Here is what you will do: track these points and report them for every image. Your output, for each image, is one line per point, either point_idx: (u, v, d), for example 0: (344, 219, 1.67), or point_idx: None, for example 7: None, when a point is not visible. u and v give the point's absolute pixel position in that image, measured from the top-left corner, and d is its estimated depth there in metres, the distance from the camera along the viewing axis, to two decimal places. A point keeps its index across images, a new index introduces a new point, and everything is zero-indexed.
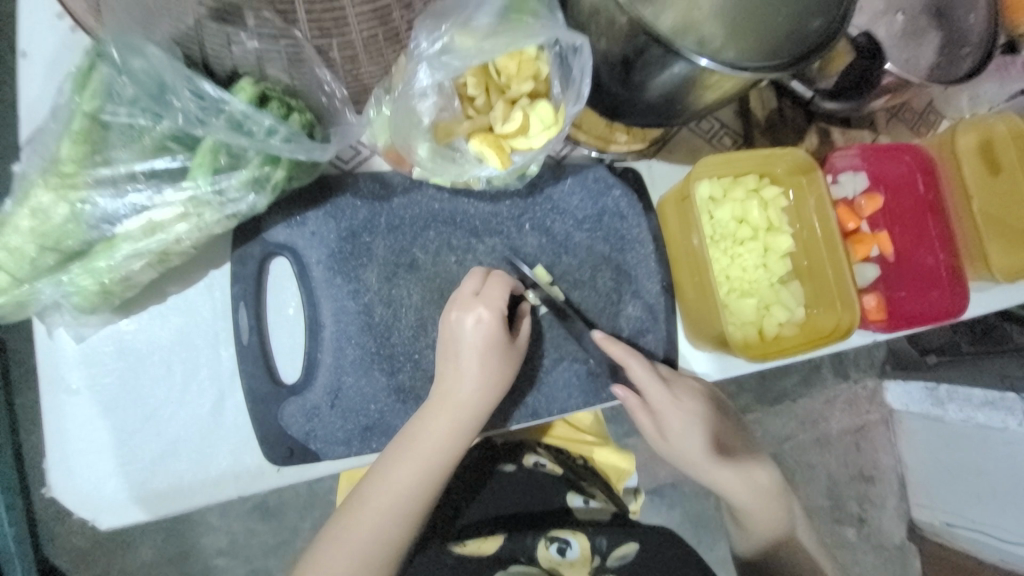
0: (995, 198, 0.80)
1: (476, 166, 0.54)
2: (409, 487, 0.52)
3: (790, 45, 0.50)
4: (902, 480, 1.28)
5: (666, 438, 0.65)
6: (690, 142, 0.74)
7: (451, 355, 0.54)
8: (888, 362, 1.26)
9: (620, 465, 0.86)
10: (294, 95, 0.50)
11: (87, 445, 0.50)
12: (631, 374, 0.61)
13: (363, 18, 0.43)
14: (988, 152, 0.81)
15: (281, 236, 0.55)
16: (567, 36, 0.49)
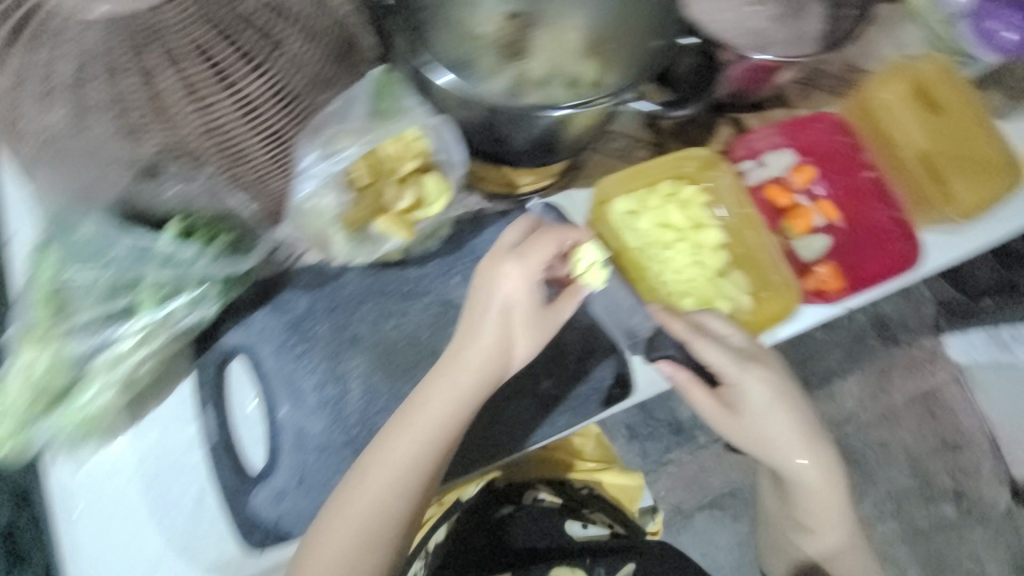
0: (942, 138, 0.79)
1: (386, 240, 0.60)
2: (391, 486, 0.53)
3: (640, 63, 0.64)
4: (993, 440, 1.39)
5: (740, 419, 0.68)
6: (603, 164, 0.78)
7: (515, 323, 0.55)
8: (942, 315, 1.39)
9: (628, 483, 0.91)
10: (223, 218, 0.58)
11: (93, 560, 0.57)
12: (702, 350, 0.64)
13: (261, 145, 0.54)
14: (925, 95, 0.81)
15: (233, 340, 0.62)
16: (429, 118, 0.59)
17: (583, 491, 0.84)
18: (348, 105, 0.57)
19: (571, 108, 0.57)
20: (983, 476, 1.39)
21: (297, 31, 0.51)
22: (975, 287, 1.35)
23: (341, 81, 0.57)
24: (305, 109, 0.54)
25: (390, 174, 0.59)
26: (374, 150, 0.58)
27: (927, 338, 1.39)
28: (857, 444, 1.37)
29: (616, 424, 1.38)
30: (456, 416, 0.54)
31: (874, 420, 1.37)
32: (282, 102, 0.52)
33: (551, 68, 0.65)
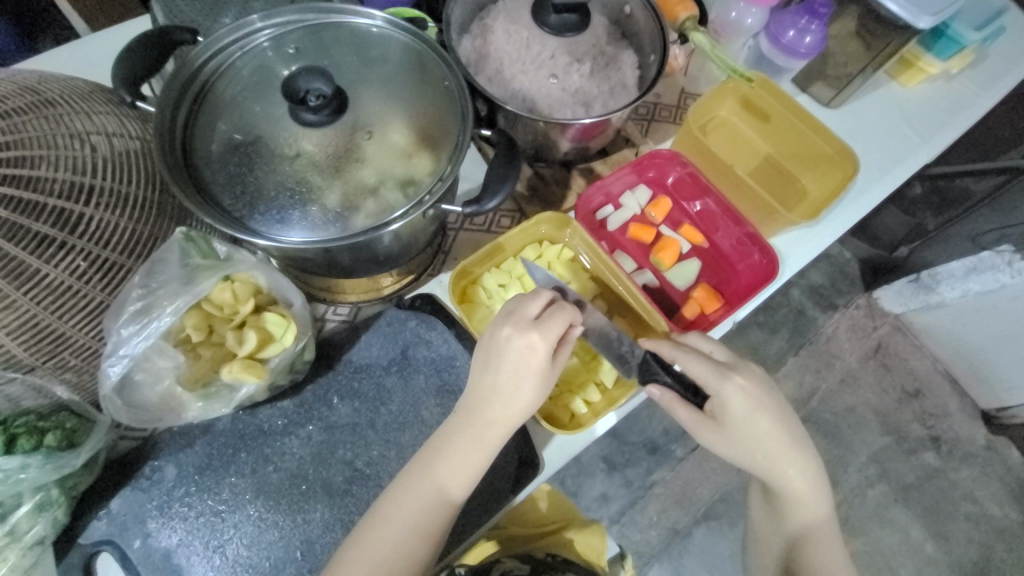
0: (780, 138, 0.90)
1: (239, 386, 0.57)
2: (392, 557, 0.55)
3: (448, 135, 0.60)
4: (950, 376, 1.41)
5: (725, 433, 0.63)
6: (470, 241, 0.79)
7: (515, 377, 0.57)
8: (868, 273, 1.45)
9: (592, 541, 0.82)
10: (61, 408, 0.56)
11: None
12: (685, 366, 0.62)
13: (79, 322, 0.54)
14: (753, 106, 0.91)
15: (97, 534, 0.59)
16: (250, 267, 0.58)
17: (548, 558, 0.75)
18: (159, 265, 0.54)
19: (405, 210, 0.56)
20: (954, 415, 1.39)
21: (104, 200, 0.53)
22: (890, 241, 1.39)
23: (155, 230, 0.58)
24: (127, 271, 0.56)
25: (227, 322, 0.57)
26: (203, 304, 0.55)
27: (859, 296, 1.45)
28: (826, 416, 1.37)
29: (592, 459, 1.35)
30: (435, 491, 0.57)
31: (835, 388, 1.39)
32: (98, 271, 0.54)
33: (371, 171, 0.57)
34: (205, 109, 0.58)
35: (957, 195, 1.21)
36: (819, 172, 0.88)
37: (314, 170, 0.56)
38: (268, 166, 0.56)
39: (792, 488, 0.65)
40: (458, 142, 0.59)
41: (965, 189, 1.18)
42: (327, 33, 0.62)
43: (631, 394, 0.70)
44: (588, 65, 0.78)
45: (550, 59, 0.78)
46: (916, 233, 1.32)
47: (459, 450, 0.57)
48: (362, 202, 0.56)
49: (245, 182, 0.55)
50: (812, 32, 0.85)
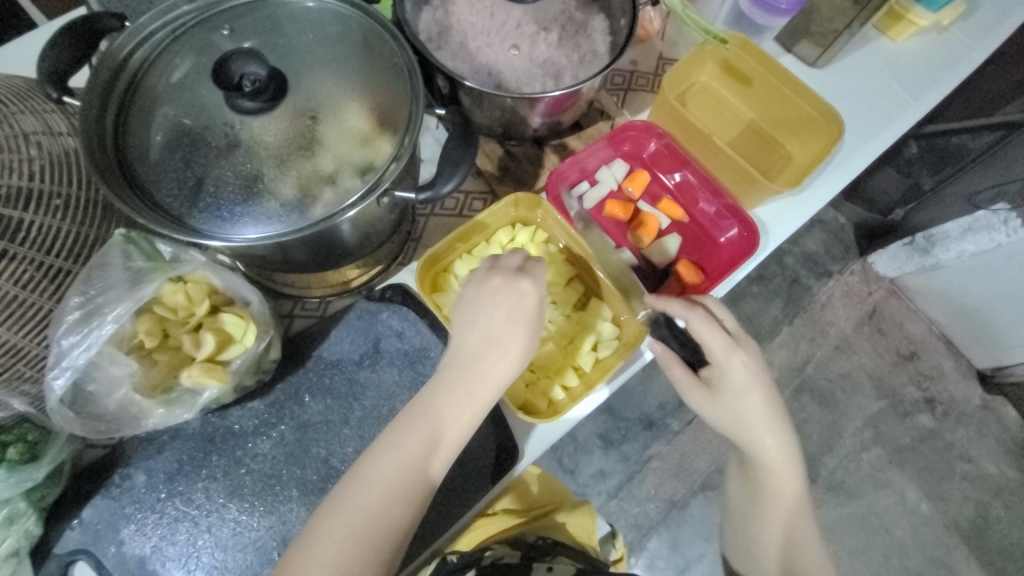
0: (763, 102, 0.87)
1: (203, 390, 0.56)
2: (374, 520, 0.49)
3: (400, 114, 0.56)
4: (945, 337, 1.40)
5: (722, 406, 0.62)
6: (441, 227, 0.76)
7: (509, 323, 0.56)
8: (863, 238, 1.43)
9: (583, 523, 0.79)
10: (23, 419, 0.54)
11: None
12: (697, 328, 0.61)
13: (29, 333, 0.51)
14: (734, 70, 0.87)
15: (70, 543, 0.57)
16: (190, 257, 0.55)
17: (540, 541, 0.72)
18: (102, 269, 0.52)
19: (360, 197, 0.53)
20: (949, 376, 1.39)
21: (45, 204, 0.50)
22: (884, 205, 1.35)
23: (100, 231, 0.55)
24: (73, 276, 0.53)
25: (182, 325, 0.54)
26: (154, 308, 0.53)
27: (852, 262, 1.42)
28: (821, 383, 1.37)
29: (588, 436, 1.34)
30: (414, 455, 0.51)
31: (830, 354, 1.38)
32: (44, 278, 0.50)
33: (322, 160, 0.54)
34: (139, 100, 0.54)
35: (954, 153, 1.16)
36: (804, 138, 0.85)
37: (257, 159, 0.52)
38: (207, 158, 0.52)
39: (781, 479, 0.64)
40: (409, 123, 0.55)
41: (963, 146, 1.14)
42: (266, 11, 0.58)
43: (610, 377, 0.68)
44: (555, 36, 0.74)
45: (515, 29, 0.74)
46: (911, 195, 1.28)
47: (449, 400, 0.53)
48: (310, 189, 0.53)
49: (184, 177, 0.52)
50: None
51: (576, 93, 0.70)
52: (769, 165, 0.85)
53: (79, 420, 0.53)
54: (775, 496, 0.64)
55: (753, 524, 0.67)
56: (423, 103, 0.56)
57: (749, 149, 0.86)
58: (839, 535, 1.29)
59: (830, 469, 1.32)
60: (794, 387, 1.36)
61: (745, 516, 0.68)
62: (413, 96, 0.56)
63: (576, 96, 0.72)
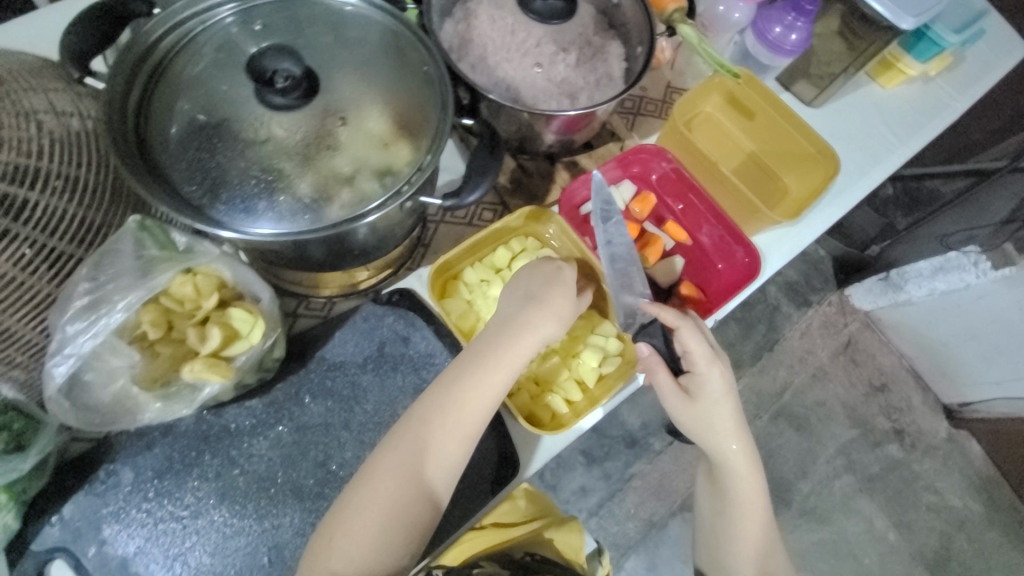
0: (762, 136, 0.90)
1: (202, 388, 0.54)
2: (415, 461, 0.54)
3: (428, 123, 0.57)
4: (914, 371, 1.46)
5: (700, 414, 0.65)
6: (450, 234, 0.76)
7: (541, 296, 0.62)
8: (840, 271, 1.47)
9: (573, 541, 0.74)
10: (12, 406, 0.52)
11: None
12: (685, 339, 0.64)
13: (25, 317, 0.49)
14: (737, 104, 0.91)
15: (50, 539, 0.55)
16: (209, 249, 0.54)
17: (528, 558, 0.68)
18: (110, 256, 0.50)
19: (383, 202, 0.54)
20: (917, 407, 1.44)
21: (52, 184, 0.48)
22: (861, 240, 1.41)
23: (106, 216, 0.53)
24: (75, 261, 0.51)
25: (189, 317, 0.53)
26: (161, 299, 0.52)
27: (833, 294, 1.47)
28: (797, 409, 1.40)
29: (571, 453, 1.34)
30: (451, 410, 0.56)
31: (808, 382, 1.42)
32: (44, 262, 0.49)
33: (348, 160, 0.54)
34: (159, 89, 0.53)
35: (928, 196, 1.23)
36: (802, 173, 0.88)
37: (281, 153, 0.52)
38: (233, 150, 0.52)
39: (742, 487, 0.68)
40: (436, 130, 0.56)
41: (935, 190, 1.21)
42: (300, 10, 0.58)
43: (613, 395, 0.68)
44: (574, 58, 0.76)
45: (535, 48, 0.76)
46: (886, 232, 1.33)
47: (482, 360, 0.58)
48: (332, 187, 0.53)
49: (206, 168, 0.52)
50: (797, 30, 0.84)
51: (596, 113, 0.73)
52: (766, 196, 0.89)
53: (84, 404, 0.52)
54: (741, 503, 0.68)
55: (723, 530, 0.70)
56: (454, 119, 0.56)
57: (749, 179, 0.90)
58: (809, 561, 1.31)
59: (803, 495, 1.35)
60: (776, 410, 1.40)
61: (713, 523, 0.71)
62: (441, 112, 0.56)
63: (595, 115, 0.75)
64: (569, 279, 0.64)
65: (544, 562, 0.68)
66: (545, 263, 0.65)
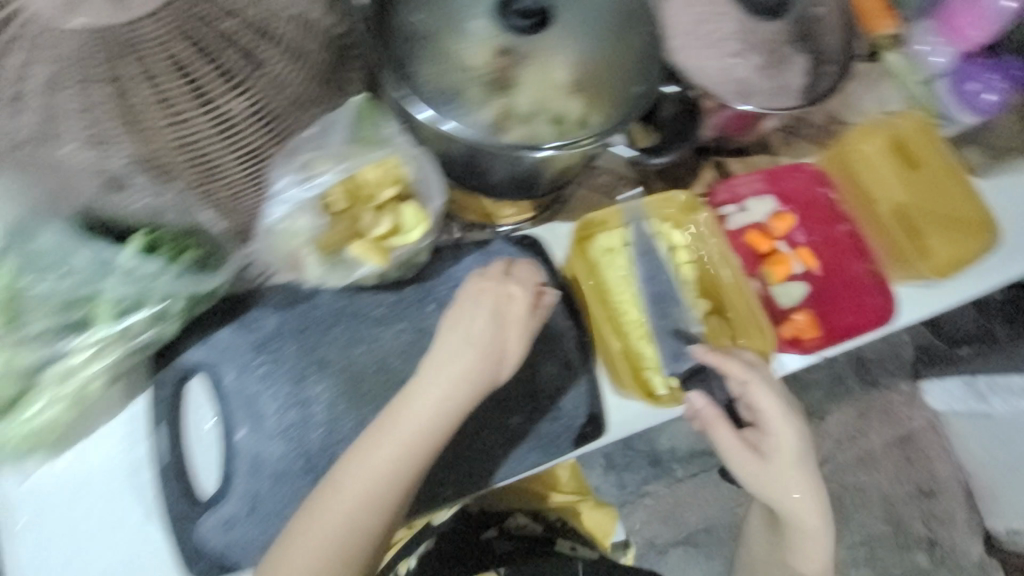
0: (919, 191, 0.83)
1: (361, 266, 0.59)
2: (393, 467, 0.52)
3: (625, 86, 0.58)
4: (967, 488, 1.36)
5: (773, 470, 0.66)
6: (588, 199, 0.78)
7: (486, 330, 0.55)
8: (919, 360, 1.37)
9: (601, 519, 0.93)
10: (191, 233, 0.56)
11: (60, 572, 0.56)
12: (756, 396, 0.65)
13: (237, 162, 0.53)
14: (903, 150, 0.84)
15: (196, 357, 0.60)
16: (408, 149, 0.59)
17: (558, 522, 0.89)
18: (329, 128, 0.57)
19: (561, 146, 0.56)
20: (957, 524, 1.36)
21: (281, 51, 0.51)
22: (949, 334, 1.34)
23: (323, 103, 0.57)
24: (287, 126, 0.54)
25: (368, 200, 0.58)
26: (352, 177, 0.57)
27: (904, 382, 1.37)
28: (836, 485, 1.33)
29: (593, 452, 1.34)
30: (436, 418, 0.53)
31: (851, 463, 1.34)
32: (263, 120, 0.52)
33: (536, 101, 0.57)
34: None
35: None
36: (949, 243, 0.80)
37: (482, 85, 0.56)
38: (457, 61, 0.56)
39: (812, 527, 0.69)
40: (618, 112, 0.58)
41: None
42: None
43: (708, 392, 0.70)
44: (760, 61, 0.75)
45: (728, 37, 0.75)
46: (981, 337, 1.29)
47: (473, 372, 0.54)
48: (509, 128, 0.56)
49: (432, 71, 0.56)
50: (995, 90, 0.82)
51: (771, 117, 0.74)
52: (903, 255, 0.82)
53: (269, 243, 0.58)
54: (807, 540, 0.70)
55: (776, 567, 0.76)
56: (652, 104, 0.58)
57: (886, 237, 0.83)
58: None
59: None
60: None
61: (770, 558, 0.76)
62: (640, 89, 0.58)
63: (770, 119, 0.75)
64: (523, 302, 0.58)
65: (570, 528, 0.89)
66: (495, 286, 0.57)
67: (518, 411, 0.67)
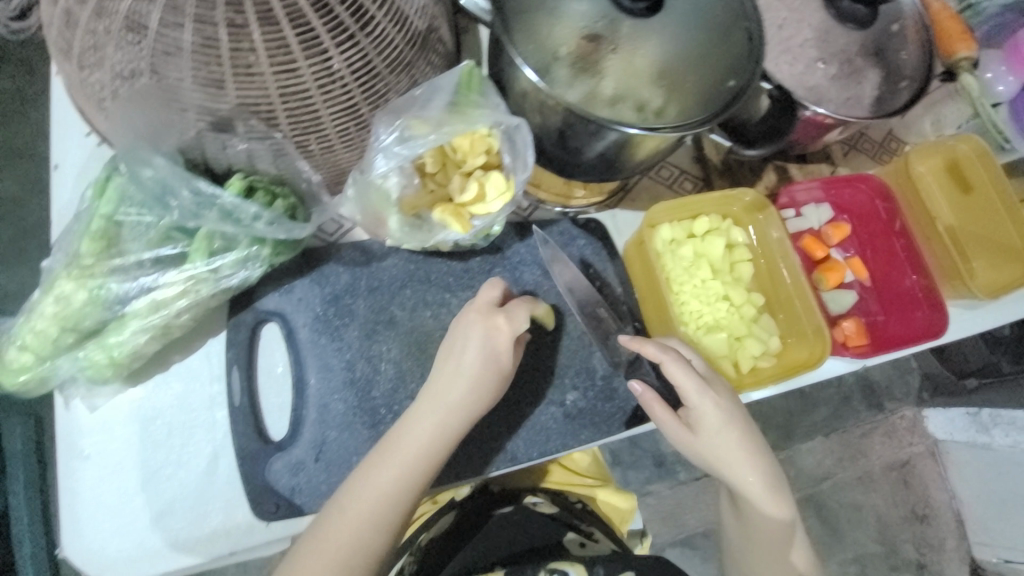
0: (968, 215, 0.80)
1: (441, 231, 0.60)
2: (392, 490, 0.54)
3: (720, 80, 0.57)
4: (959, 517, 1.35)
5: (700, 442, 0.65)
6: (650, 190, 0.79)
7: (476, 364, 0.58)
8: (925, 389, 1.35)
9: (620, 505, 0.83)
10: (282, 182, 0.58)
11: (115, 505, 0.56)
12: (669, 371, 0.62)
13: (336, 116, 0.53)
14: (957, 172, 0.81)
15: (271, 304, 0.62)
16: (505, 117, 0.57)
17: (576, 504, 0.78)
18: (432, 93, 0.57)
19: (645, 130, 0.52)
20: (946, 551, 1.34)
21: (389, 5, 0.50)
22: (959, 367, 1.26)
23: (420, 66, 0.56)
24: (387, 83, 0.54)
25: (457, 167, 0.60)
26: (444, 142, 0.58)
27: (909, 408, 1.35)
28: (832, 502, 1.31)
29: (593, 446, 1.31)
30: (438, 448, 0.56)
31: (852, 481, 1.32)
32: (366, 74, 0.52)
33: (622, 89, 0.58)
34: None
35: None
36: (994, 268, 0.77)
37: (570, 67, 0.57)
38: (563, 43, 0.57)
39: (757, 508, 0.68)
40: (708, 105, 0.57)
41: None
42: None
43: (759, 388, 0.70)
44: (837, 69, 0.76)
45: (811, 43, 0.76)
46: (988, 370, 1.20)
47: (468, 404, 0.57)
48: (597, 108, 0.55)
49: (536, 46, 0.57)
50: None
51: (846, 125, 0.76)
52: (942, 275, 0.80)
53: (351, 205, 0.59)
54: (767, 530, 0.68)
55: (753, 547, 0.70)
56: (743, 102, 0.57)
57: (930, 256, 0.80)
58: None
59: None
60: (808, 494, 1.30)
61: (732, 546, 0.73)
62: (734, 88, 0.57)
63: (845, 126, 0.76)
64: (504, 337, 0.59)
65: (593, 514, 0.78)
66: (480, 322, 0.59)
67: (574, 388, 0.68)
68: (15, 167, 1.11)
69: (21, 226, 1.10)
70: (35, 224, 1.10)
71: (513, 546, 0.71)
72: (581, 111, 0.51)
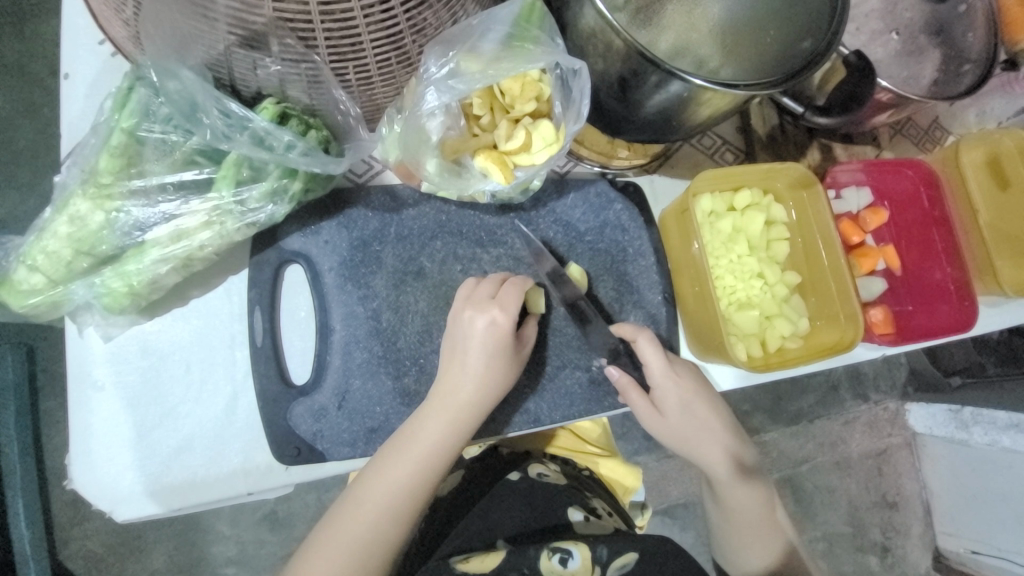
0: (1004, 212, 0.77)
1: (481, 180, 0.57)
2: (408, 483, 0.55)
3: (800, 44, 0.52)
4: (927, 506, 1.34)
5: (671, 426, 0.64)
6: (691, 158, 0.75)
7: (485, 357, 0.56)
8: (910, 384, 1.33)
9: (625, 479, 0.80)
10: (314, 114, 0.53)
11: (130, 438, 0.56)
12: (639, 348, 0.62)
13: (378, 45, 0.47)
14: (997, 167, 0.78)
15: (296, 244, 0.60)
16: (566, 60, 0.52)
17: (584, 473, 0.77)
18: (484, 32, 0.53)
19: (713, 83, 0.48)
20: (912, 538, 1.34)
21: None
22: (946, 365, 1.24)
23: None
24: (436, 10, 0.48)
25: (504, 113, 0.56)
26: (494, 84, 0.55)
27: (892, 401, 1.32)
28: (807, 483, 1.27)
29: None
30: (458, 442, 0.56)
31: (828, 465, 1.28)
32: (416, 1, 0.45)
33: (681, 44, 0.53)
34: None
35: None
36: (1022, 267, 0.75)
37: (632, 15, 0.53)
38: None
39: (731, 492, 0.67)
40: (784, 65, 0.52)
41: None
42: None
43: (785, 369, 0.69)
44: (905, 43, 0.70)
45: (876, 14, 0.71)
46: (971, 369, 1.19)
47: (479, 399, 0.56)
48: (663, 58, 0.50)
49: None
50: None
51: (904, 108, 0.71)
52: (973, 271, 0.79)
53: (386, 145, 0.58)
54: (750, 511, 0.67)
55: (743, 534, 0.68)
56: (821, 68, 0.51)
57: (963, 250, 0.79)
58: None
59: None
60: (785, 474, 1.26)
61: (720, 537, 0.71)
62: (811, 53, 0.52)
63: (902, 108, 0.72)
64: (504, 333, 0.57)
65: (599, 486, 0.76)
66: (506, 288, 0.58)
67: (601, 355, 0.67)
68: (9, 83, 1.03)
69: (13, 149, 1.02)
70: (27, 146, 1.03)
71: (510, 517, 0.66)
72: (652, 58, 0.47)
